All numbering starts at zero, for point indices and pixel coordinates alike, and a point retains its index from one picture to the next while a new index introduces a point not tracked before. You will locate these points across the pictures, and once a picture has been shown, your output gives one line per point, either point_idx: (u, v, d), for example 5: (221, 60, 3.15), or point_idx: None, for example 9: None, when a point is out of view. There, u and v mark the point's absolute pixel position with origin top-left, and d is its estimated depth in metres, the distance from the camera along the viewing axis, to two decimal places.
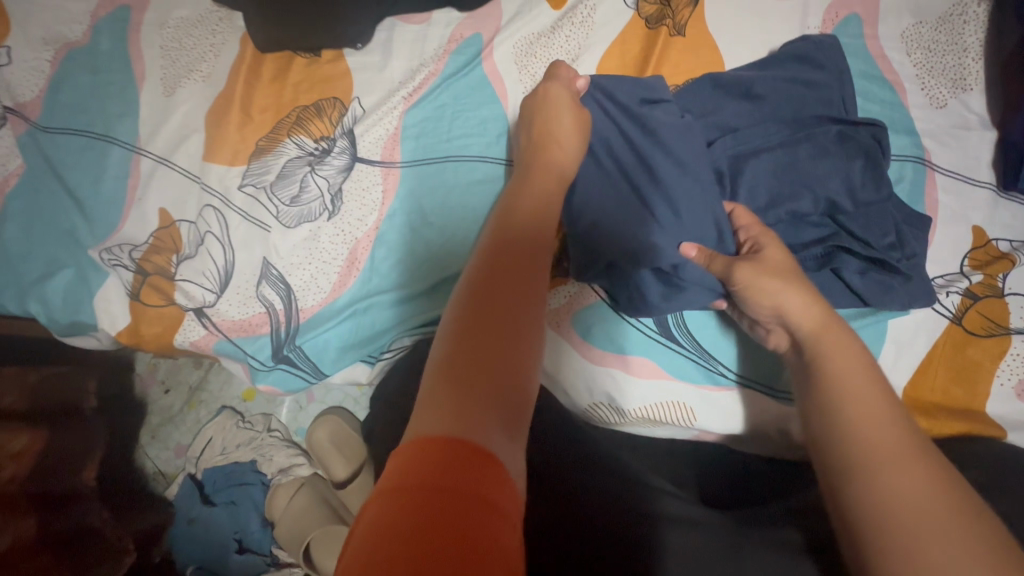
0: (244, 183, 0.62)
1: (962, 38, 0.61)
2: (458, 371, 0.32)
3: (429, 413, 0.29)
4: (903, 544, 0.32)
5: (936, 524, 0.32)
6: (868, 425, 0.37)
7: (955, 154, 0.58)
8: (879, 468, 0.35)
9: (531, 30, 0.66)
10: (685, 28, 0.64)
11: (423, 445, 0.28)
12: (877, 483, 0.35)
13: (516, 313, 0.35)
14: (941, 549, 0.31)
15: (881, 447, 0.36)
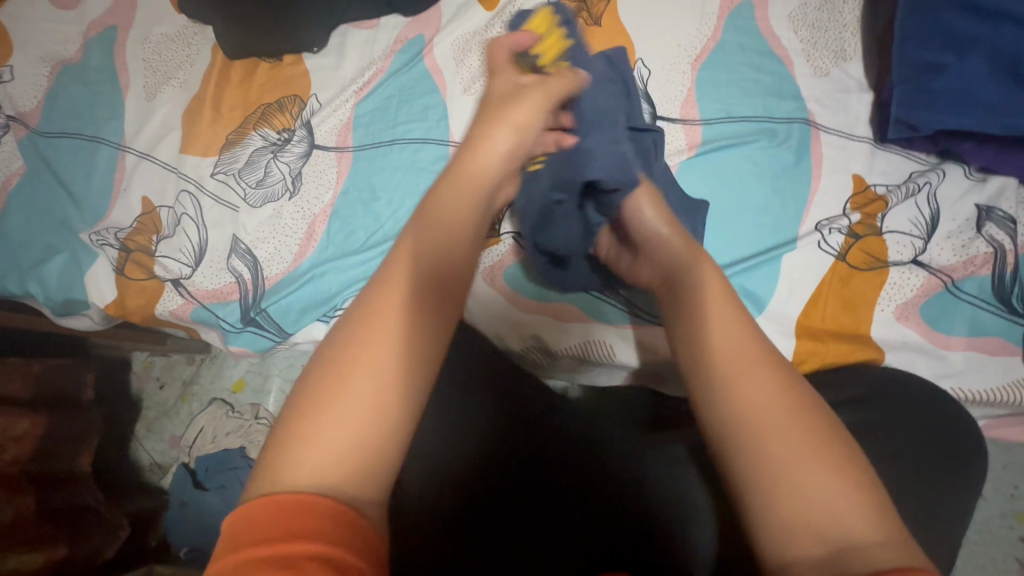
0: (216, 170, 0.70)
1: (842, 15, 0.69)
2: (347, 385, 0.35)
3: (326, 437, 0.33)
4: (754, 441, 0.36)
5: (776, 425, 0.36)
6: (727, 349, 0.40)
7: (837, 114, 0.66)
8: (741, 367, 0.39)
9: (466, 29, 0.74)
10: (601, 18, 0.72)
11: (304, 475, 0.32)
12: (733, 391, 0.38)
13: (422, 336, 0.38)
14: (788, 447, 0.35)
15: (736, 363, 0.39)
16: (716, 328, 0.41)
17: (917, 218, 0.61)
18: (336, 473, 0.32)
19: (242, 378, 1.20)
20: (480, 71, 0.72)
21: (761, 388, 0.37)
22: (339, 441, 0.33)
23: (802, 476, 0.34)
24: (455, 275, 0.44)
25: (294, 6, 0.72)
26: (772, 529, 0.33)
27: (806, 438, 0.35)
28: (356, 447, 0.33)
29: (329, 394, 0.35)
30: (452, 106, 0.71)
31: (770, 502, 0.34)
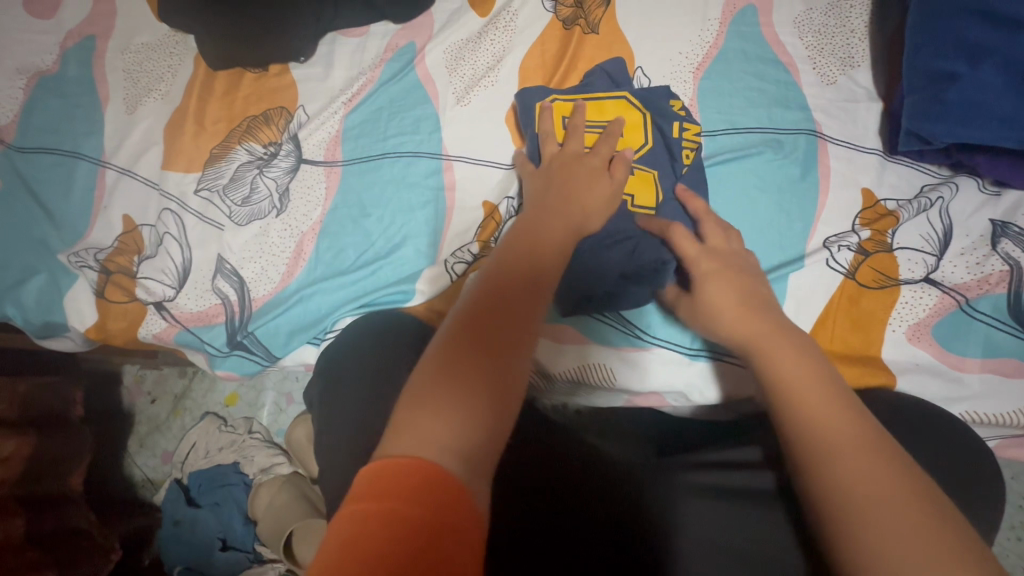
0: (200, 187, 0.67)
1: (850, 20, 0.66)
2: (459, 379, 0.37)
3: (431, 423, 0.34)
4: (852, 511, 0.36)
5: (877, 492, 0.36)
6: (820, 426, 0.40)
7: (844, 125, 0.63)
8: (831, 447, 0.39)
9: (459, 36, 0.71)
10: (598, 25, 0.69)
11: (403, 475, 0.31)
12: (833, 470, 0.38)
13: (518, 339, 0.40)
14: (888, 524, 0.35)
15: (832, 441, 0.39)
16: (808, 401, 0.42)
17: (930, 234, 0.58)
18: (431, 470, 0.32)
19: (235, 391, 1.17)
20: (474, 81, 0.70)
21: (856, 465, 0.38)
22: (443, 431, 0.34)
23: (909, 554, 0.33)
24: (543, 270, 0.45)
25: (280, 15, 0.69)
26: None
27: (907, 517, 0.35)
28: (455, 446, 0.34)
29: (440, 393, 0.36)
30: (445, 118, 0.69)
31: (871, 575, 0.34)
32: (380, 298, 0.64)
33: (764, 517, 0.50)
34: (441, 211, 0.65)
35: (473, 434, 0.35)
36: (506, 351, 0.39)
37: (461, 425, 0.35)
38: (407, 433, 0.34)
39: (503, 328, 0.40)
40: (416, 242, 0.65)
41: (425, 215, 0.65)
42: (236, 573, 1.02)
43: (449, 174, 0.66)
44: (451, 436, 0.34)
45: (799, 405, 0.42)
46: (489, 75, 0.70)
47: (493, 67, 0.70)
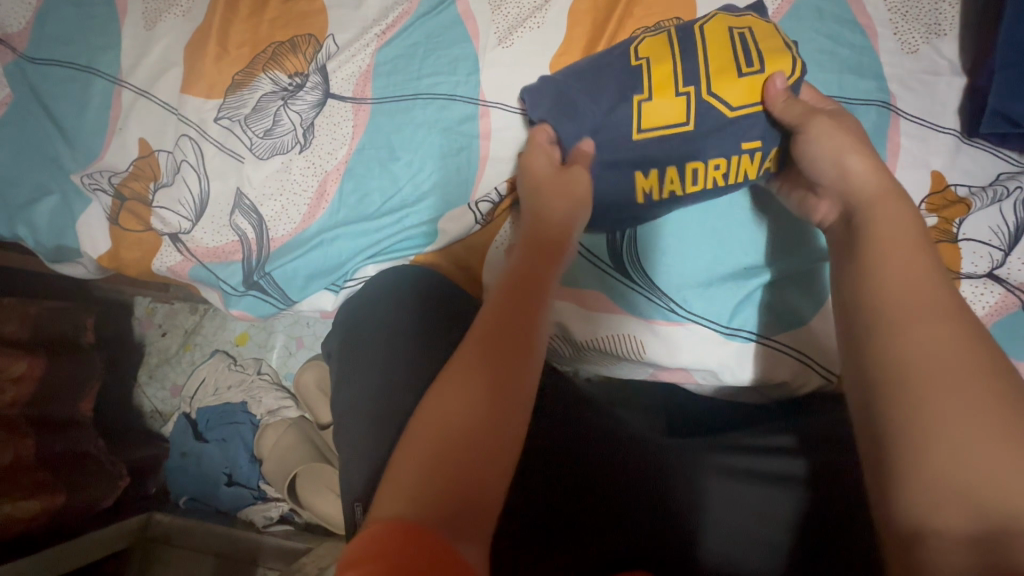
0: (220, 115, 0.64)
1: None
2: (467, 378, 0.36)
3: (431, 426, 0.35)
4: (913, 390, 0.32)
5: (943, 369, 0.32)
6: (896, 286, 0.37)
7: (921, 99, 0.58)
8: (908, 311, 0.35)
9: None
10: None
11: (405, 485, 0.32)
12: (907, 332, 0.34)
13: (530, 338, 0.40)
14: (952, 397, 0.31)
15: (915, 305, 0.35)
16: (891, 278, 0.38)
17: (1000, 227, 0.54)
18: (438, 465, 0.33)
19: (245, 331, 1.16)
20: (517, 21, 0.64)
21: (937, 335, 0.34)
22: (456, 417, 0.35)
23: (963, 435, 0.30)
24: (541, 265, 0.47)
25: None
26: (909, 490, 0.30)
27: (974, 395, 0.31)
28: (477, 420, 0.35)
29: (465, 364, 0.37)
30: (484, 60, 0.63)
31: (919, 458, 0.30)
32: (403, 247, 0.62)
33: (780, 496, 0.49)
34: (475, 158, 0.61)
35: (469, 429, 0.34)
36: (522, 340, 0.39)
37: (478, 401, 0.35)
38: (425, 415, 0.36)
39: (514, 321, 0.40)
40: (445, 193, 0.61)
41: (457, 163, 0.61)
42: (240, 508, 1.04)
43: (485, 121, 0.62)
44: (449, 428, 0.34)
45: (883, 286, 0.37)
46: (536, 16, 0.64)
47: (541, 8, 0.64)
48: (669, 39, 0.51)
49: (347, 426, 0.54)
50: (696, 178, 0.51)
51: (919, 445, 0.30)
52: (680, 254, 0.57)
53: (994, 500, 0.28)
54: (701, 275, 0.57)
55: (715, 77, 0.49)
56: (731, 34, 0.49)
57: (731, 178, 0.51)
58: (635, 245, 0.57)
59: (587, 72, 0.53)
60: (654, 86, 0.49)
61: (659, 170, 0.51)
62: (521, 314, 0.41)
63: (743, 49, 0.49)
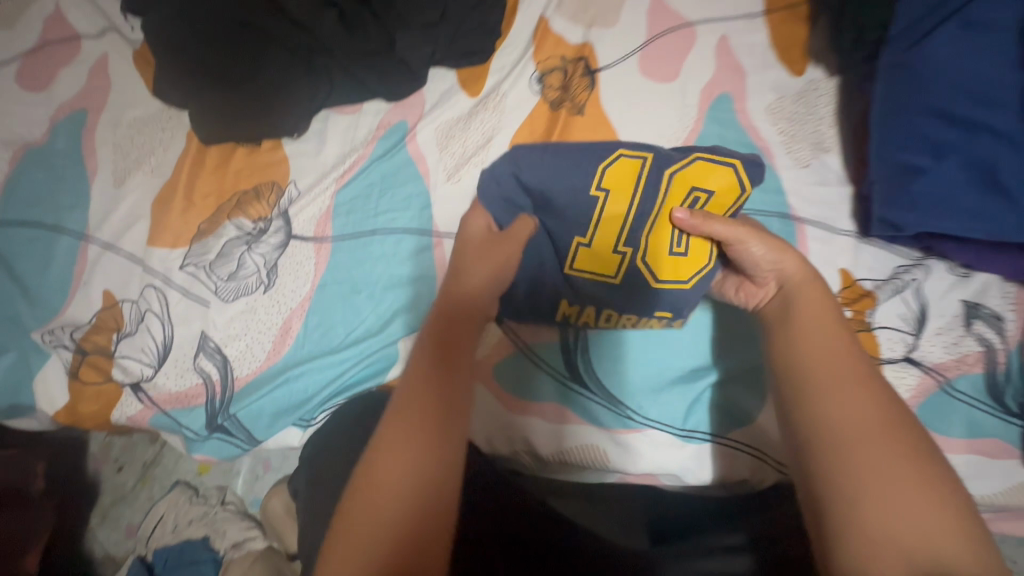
0: (186, 262, 0.67)
1: (818, 108, 0.71)
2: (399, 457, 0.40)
3: (370, 515, 0.38)
4: (842, 451, 0.40)
5: (862, 429, 0.40)
6: (819, 360, 0.45)
7: (818, 206, 0.66)
8: (833, 379, 0.44)
9: (449, 117, 0.76)
10: (584, 109, 0.74)
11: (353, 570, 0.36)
12: (825, 402, 0.42)
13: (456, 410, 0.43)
14: (868, 457, 0.39)
15: (833, 379, 0.44)
16: (812, 351, 0.46)
17: (906, 313, 0.60)
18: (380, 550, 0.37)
19: None
20: (464, 159, 0.73)
21: (851, 402, 0.42)
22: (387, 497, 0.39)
23: (888, 491, 0.37)
24: (472, 332, 0.49)
25: (275, 93, 0.71)
26: (851, 544, 0.37)
27: (887, 453, 0.39)
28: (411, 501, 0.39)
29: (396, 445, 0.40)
30: (435, 194, 0.70)
31: (859, 510, 0.37)
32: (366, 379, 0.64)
33: None
34: (432, 286, 0.65)
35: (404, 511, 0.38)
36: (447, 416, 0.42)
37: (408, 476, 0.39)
38: (364, 499, 0.39)
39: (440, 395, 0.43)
40: (405, 318, 0.64)
41: (415, 291, 0.65)
42: None
43: (439, 251, 0.67)
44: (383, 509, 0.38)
45: (804, 360, 0.46)
46: (479, 153, 0.73)
47: (484, 146, 0.73)
48: (631, 173, 0.52)
49: (309, 572, 0.52)
50: (609, 322, 0.59)
51: (855, 497, 0.38)
52: (631, 363, 0.61)
53: (919, 546, 0.35)
54: (651, 381, 0.61)
55: (655, 241, 0.54)
56: (686, 188, 0.53)
57: (654, 326, 0.59)
58: (588, 356, 0.61)
59: (568, 183, 0.53)
60: (603, 224, 0.54)
61: (577, 305, 0.58)
62: (457, 373, 0.45)
63: (697, 203, 0.54)
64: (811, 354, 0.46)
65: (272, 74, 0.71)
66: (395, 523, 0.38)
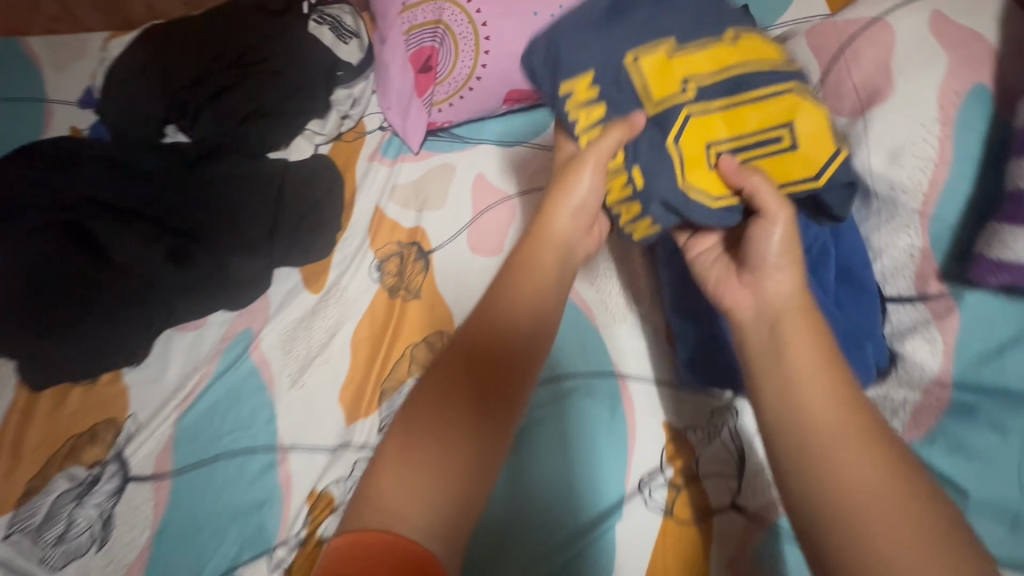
0: (8, 531, 0.63)
1: (629, 261, 0.78)
2: (454, 438, 0.43)
3: (417, 465, 0.42)
4: (847, 506, 0.37)
5: (866, 488, 0.37)
6: (812, 401, 0.42)
7: (636, 361, 0.72)
8: (829, 434, 0.40)
9: (292, 318, 0.79)
10: (419, 292, 0.79)
11: (420, 496, 0.41)
12: (830, 460, 0.39)
13: (511, 405, 0.46)
14: (874, 512, 0.36)
15: (830, 429, 0.40)
16: (804, 379, 0.43)
17: (723, 459, 0.64)
18: (439, 500, 0.41)
19: None
20: (308, 360, 0.75)
21: (860, 458, 0.38)
22: (439, 473, 0.42)
23: (902, 555, 0.34)
24: (513, 350, 0.48)
25: (115, 328, 0.73)
26: None
27: (890, 511, 0.36)
28: (464, 474, 0.42)
29: (447, 429, 0.43)
30: (279, 403, 0.72)
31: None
32: None
33: None
34: (276, 511, 0.65)
35: (450, 506, 0.41)
36: (505, 403, 0.46)
37: (458, 468, 0.42)
38: (410, 475, 0.41)
39: (495, 387, 0.46)
40: (247, 551, 0.63)
41: (259, 519, 0.65)
42: None
43: (284, 468, 0.67)
44: (436, 490, 0.41)
45: (799, 403, 0.42)
46: (322, 351, 0.75)
47: (326, 343, 0.76)
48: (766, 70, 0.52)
49: None
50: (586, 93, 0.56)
51: (858, 547, 0.36)
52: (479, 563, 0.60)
53: None
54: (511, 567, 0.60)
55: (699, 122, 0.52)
56: (775, 126, 0.51)
57: (605, 169, 0.57)
58: None
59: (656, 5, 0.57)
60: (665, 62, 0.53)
61: (600, 90, 0.56)
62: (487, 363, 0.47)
63: (767, 144, 0.51)
64: (801, 394, 0.43)
65: (104, 312, 0.72)
66: (452, 495, 0.41)
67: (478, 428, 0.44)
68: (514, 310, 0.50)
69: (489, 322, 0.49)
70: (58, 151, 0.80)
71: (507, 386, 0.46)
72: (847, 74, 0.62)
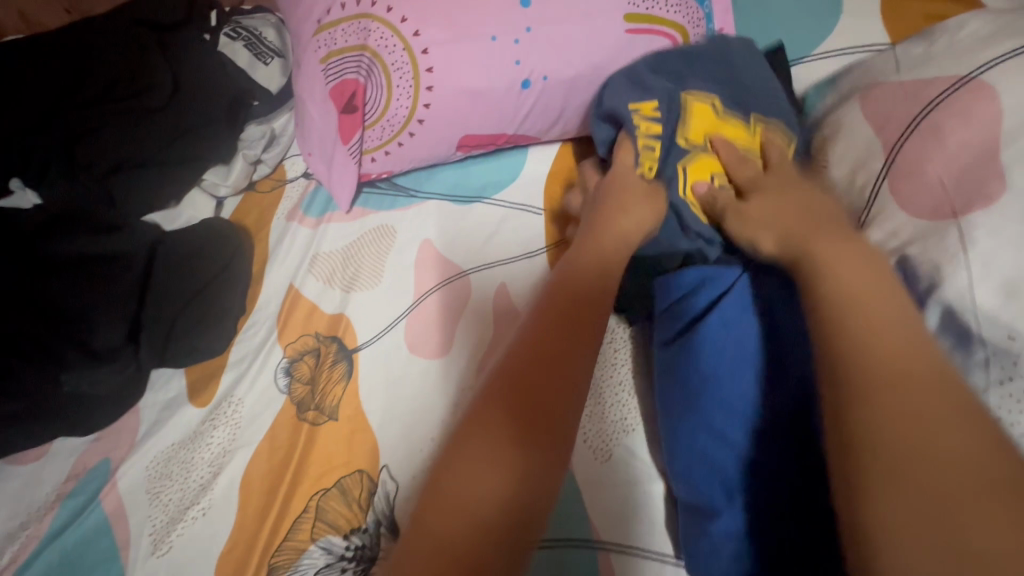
0: None
1: (616, 369, 0.59)
2: (498, 422, 0.34)
3: (477, 455, 0.32)
4: (876, 409, 0.29)
5: (906, 378, 0.30)
6: (857, 296, 0.34)
7: (625, 522, 0.52)
8: (868, 324, 0.32)
9: (167, 443, 0.59)
10: (337, 409, 0.60)
11: (478, 486, 0.31)
12: (848, 348, 0.32)
13: (569, 404, 0.35)
14: (892, 398, 0.29)
15: (867, 324, 0.32)
16: (846, 275, 0.36)
17: None
18: (503, 508, 0.31)
19: None
20: (180, 511, 0.55)
21: (887, 346, 0.31)
22: (494, 489, 0.31)
23: (943, 444, 0.27)
24: (586, 290, 0.42)
25: None
26: (877, 503, 0.27)
27: (933, 412, 0.28)
28: (517, 488, 0.32)
29: (496, 408, 0.34)
30: None
31: (881, 492, 0.27)
32: None
33: None
34: None
35: (509, 494, 0.31)
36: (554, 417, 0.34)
37: (516, 464, 0.32)
38: (462, 458, 0.32)
39: (556, 358, 0.37)
40: None
41: None
42: None
43: None
44: (502, 495, 0.31)
45: (840, 295, 0.34)
46: (201, 498, 0.56)
47: (208, 484, 0.57)
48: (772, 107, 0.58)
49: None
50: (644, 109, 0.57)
51: (869, 444, 0.28)
52: None
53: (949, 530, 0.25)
54: None
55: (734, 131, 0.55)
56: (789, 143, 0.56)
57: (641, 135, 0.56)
58: None
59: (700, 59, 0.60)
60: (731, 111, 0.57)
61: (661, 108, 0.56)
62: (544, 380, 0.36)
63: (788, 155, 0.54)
64: (834, 276, 0.36)
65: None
66: (506, 500, 0.31)
67: (539, 415, 0.34)
68: (583, 270, 0.44)
69: (568, 273, 0.43)
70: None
71: (566, 387, 0.36)
72: (926, 159, 0.45)
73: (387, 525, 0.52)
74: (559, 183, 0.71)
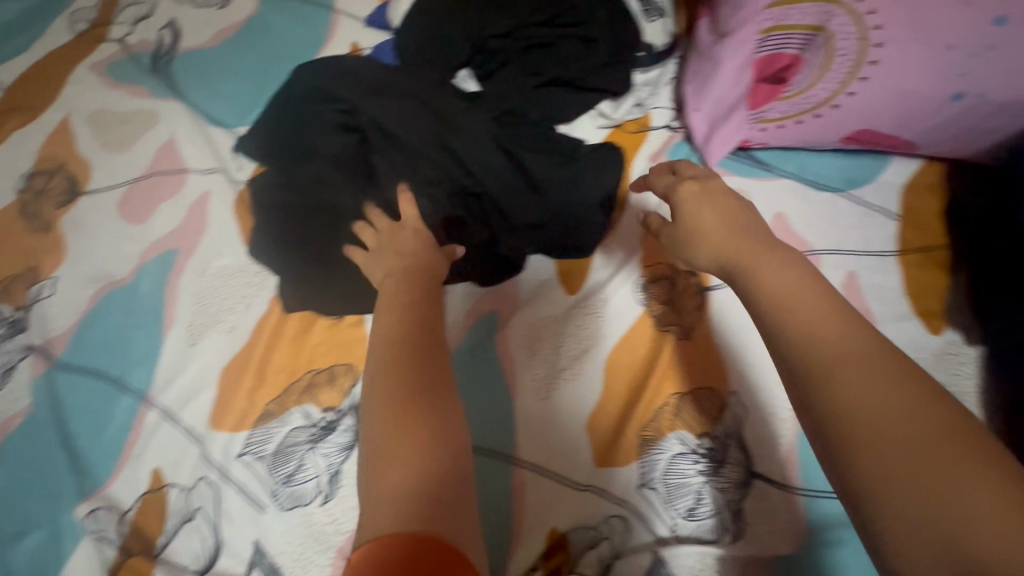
0: (244, 451, 0.62)
1: (960, 378, 0.66)
2: (393, 426, 0.48)
3: (387, 466, 0.46)
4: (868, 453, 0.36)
5: (884, 424, 0.36)
6: (830, 353, 0.40)
7: None
8: (836, 371, 0.39)
9: (545, 314, 0.71)
10: (692, 331, 0.68)
11: (395, 477, 0.45)
12: (840, 392, 0.38)
13: (419, 396, 0.49)
14: (888, 451, 0.35)
15: (856, 375, 0.38)
16: (799, 310, 0.43)
17: None
18: (411, 496, 0.44)
19: None
20: (556, 370, 0.67)
21: (867, 398, 0.37)
22: (396, 479, 0.45)
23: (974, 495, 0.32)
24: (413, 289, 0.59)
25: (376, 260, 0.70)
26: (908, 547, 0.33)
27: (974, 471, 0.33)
28: (409, 489, 0.45)
29: (401, 434, 0.47)
30: (521, 410, 0.66)
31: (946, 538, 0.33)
32: None
33: None
34: (510, 527, 0.61)
35: (408, 489, 0.45)
36: (414, 412, 0.48)
37: (412, 466, 0.46)
38: (380, 475, 0.46)
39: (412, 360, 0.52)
40: None
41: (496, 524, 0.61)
42: None
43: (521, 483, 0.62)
44: (409, 483, 0.45)
45: (822, 345, 0.41)
46: (573, 366, 0.67)
47: (580, 358, 0.68)
48: None
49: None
50: None
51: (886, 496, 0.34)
52: None
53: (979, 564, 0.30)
54: None
55: None
56: None
57: None
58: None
59: None
60: None
61: None
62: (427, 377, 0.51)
63: None
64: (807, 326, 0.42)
65: (362, 242, 0.70)
66: (408, 489, 0.45)
67: (407, 417, 0.48)
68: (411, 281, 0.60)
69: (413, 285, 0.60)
70: (344, 67, 0.78)
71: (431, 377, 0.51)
72: None
73: (736, 440, 0.62)
74: (918, 197, 0.76)
